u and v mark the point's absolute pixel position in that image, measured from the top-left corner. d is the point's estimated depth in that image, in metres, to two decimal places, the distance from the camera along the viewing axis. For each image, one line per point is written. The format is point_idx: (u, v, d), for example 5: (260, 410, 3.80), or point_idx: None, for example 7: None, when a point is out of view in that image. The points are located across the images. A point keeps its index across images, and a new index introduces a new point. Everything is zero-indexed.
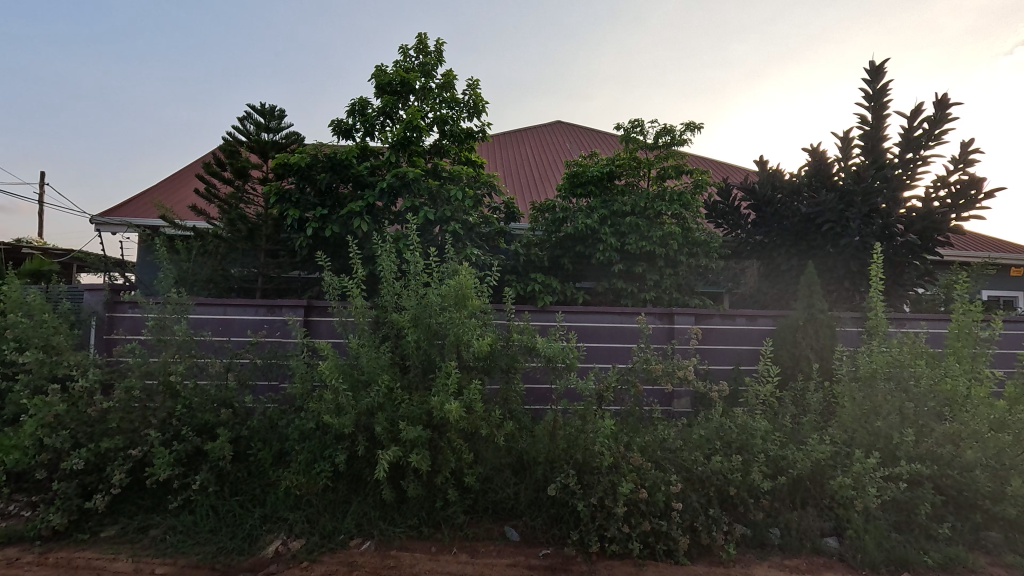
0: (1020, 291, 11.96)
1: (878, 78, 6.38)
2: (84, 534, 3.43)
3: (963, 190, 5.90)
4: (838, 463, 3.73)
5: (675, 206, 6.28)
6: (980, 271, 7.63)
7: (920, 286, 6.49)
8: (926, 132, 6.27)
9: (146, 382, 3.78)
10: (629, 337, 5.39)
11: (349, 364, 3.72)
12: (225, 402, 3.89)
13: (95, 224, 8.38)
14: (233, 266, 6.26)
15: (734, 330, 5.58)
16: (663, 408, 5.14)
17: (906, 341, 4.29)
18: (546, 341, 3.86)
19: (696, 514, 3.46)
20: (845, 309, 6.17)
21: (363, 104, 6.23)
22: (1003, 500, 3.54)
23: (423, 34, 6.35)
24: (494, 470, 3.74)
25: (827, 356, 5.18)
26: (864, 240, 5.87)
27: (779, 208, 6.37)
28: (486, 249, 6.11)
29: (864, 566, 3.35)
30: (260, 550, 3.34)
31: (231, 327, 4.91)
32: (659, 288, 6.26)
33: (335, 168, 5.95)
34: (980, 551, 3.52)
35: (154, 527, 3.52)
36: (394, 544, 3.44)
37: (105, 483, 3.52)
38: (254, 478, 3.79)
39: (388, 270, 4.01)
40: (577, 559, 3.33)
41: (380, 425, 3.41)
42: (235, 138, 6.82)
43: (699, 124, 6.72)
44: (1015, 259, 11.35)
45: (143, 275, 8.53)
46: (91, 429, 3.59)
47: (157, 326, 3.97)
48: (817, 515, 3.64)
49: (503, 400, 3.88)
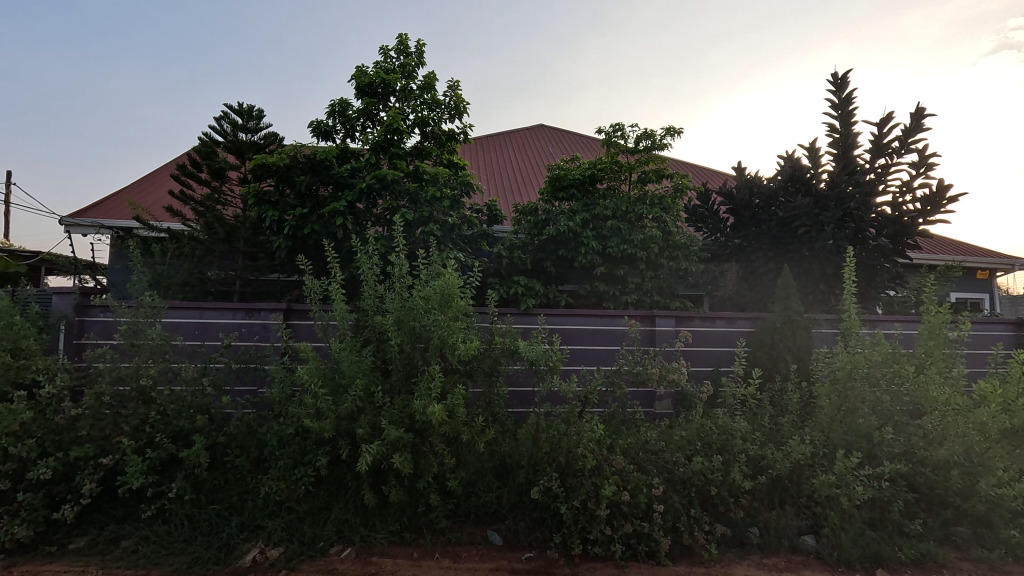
0: (985, 294, 12.27)
1: (844, 88, 6.49)
2: (51, 547, 3.34)
3: (930, 196, 6.05)
4: (817, 463, 3.77)
5: (655, 209, 6.42)
6: (947, 273, 7.80)
7: (892, 288, 6.58)
8: (895, 139, 6.39)
9: (117, 388, 3.70)
10: (611, 340, 5.41)
11: (330, 368, 3.67)
12: (201, 408, 3.82)
13: (65, 226, 8.23)
14: (209, 270, 6.16)
15: (714, 333, 5.65)
16: (647, 410, 5.24)
17: (880, 341, 4.26)
18: (528, 343, 3.88)
19: (677, 514, 3.47)
20: (820, 312, 6.27)
21: (343, 105, 6.18)
22: (972, 497, 3.62)
23: (405, 35, 6.33)
24: (477, 473, 3.75)
25: (805, 359, 5.25)
26: (837, 243, 5.95)
27: (757, 212, 6.49)
28: (467, 251, 6.11)
29: (840, 563, 3.40)
30: (237, 560, 3.28)
31: (207, 331, 4.82)
32: (640, 291, 6.30)
33: (315, 170, 5.86)
34: (950, 547, 3.59)
35: (126, 538, 3.44)
36: (375, 550, 3.42)
37: (74, 493, 3.43)
38: (231, 485, 3.73)
39: (369, 272, 3.97)
40: (560, 562, 3.33)
41: (361, 429, 3.37)
42: (210, 138, 6.70)
43: (679, 129, 6.78)
44: (983, 262, 11.62)
45: (114, 278, 8.41)
46: (59, 437, 3.47)
47: (129, 331, 3.88)
48: (795, 514, 3.68)
49: (487, 404, 3.85)
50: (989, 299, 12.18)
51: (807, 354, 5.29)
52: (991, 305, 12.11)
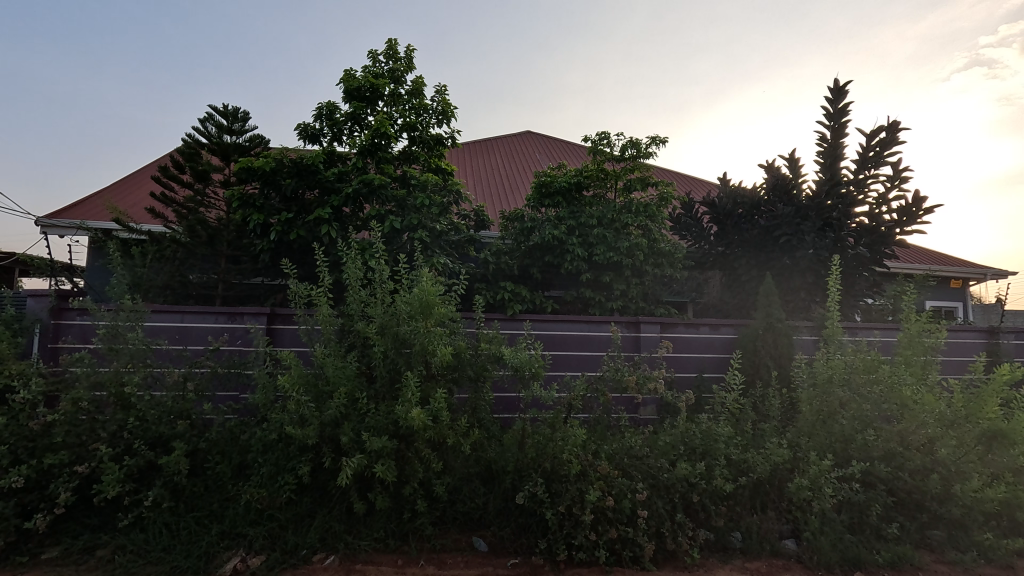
0: (959, 303, 12.48)
1: (841, 98, 6.59)
2: (22, 557, 3.26)
3: (907, 208, 6.17)
4: (796, 468, 3.81)
5: (640, 217, 6.45)
6: (924, 281, 7.92)
7: (871, 296, 6.67)
8: (877, 152, 6.51)
9: (94, 393, 3.63)
10: (596, 345, 5.44)
11: (313, 374, 3.64)
12: (181, 415, 3.78)
13: (41, 227, 8.09)
14: (191, 273, 6.13)
15: (697, 339, 5.71)
16: (630, 416, 5.28)
17: (861, 348, 4.31)
18: (512, 351, 3.85)
19: (661, 519, 3.46)
20: (801, 318, 6.33)
21: (330, 109, 6.18)
22: (947, 500, 3.68)
23: (394, 40, 6.32)
24: (462, 480, 3.74)
25: (786, 364, 5.33)
26: (818, 252, 6.03)
27: (739, 220, 6.58)
28: (454, 256, 6.14)
29: (820, 567, 3.43)
30: (217, 568, 3.22)
31: (189, 336, 4.78)
32: (626, 298, 6.39)
33: (301, 174, 5.82)
34: (926, 550, 3.64)
35: (101, 547, 3.37)
36: (359, 557, 3.37)
37: (48, 501, 3.36)
38: (211, 492, 3.68)
39: (356, 277, 3.95)
40: (544, 568, 3.31)
41: (345, 436, 3.36)
42: (195, 140, 6.64)
43: (664, 138, 6.84)
44: (953, 271, 11.85)
45: (93, 280, 8.30)
46: (33, 444, 3.42)
47: (108, 334, 3.79)
48: (776, 518, 3.71)
49: (472, 409, 3.83)
50: (963, 307, 12.39)
51: (788, 360, 5.35)
52: (964, 314, 12.32)
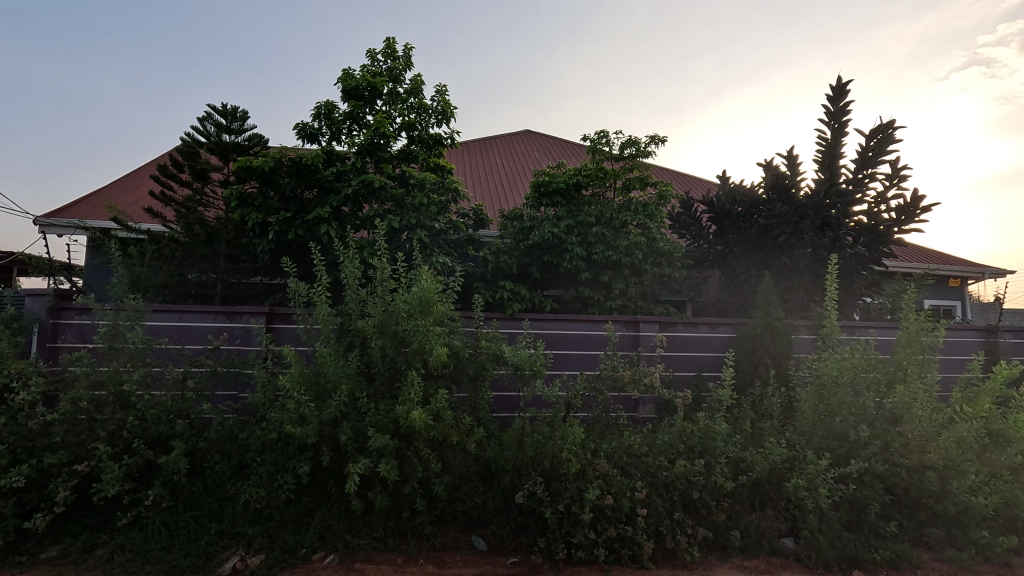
0: (957, 302, 12.50)
1: (841, 97, 6.60)
2: (21, 556, 3.26)
3: (905, 206, 6.17)
4: (794, 466, 3.81)
5: (640, 216, 6.45)
6: (923, 280, 7.93)
7: (869, 295, 6.67)
8: (875, 151, 6.51)
9: (94, 393, 3.63)
10: (594, 344, 5.44)
11: (313, 373, 3.64)
12: (180, 414, 3.78)
13: (40, 227, 8.09)
14: (190, 271, 6.15)
15: (696, 338, 5.71)
16: (629, 415, 5.29)
17: (859, 347, 4.32)
18: (512, 349, 3.85)
19: (660, 518, 3.46)
20: (800, 317, 6.33)
21: (329, 108, 6.18)
22: (946, 498, 3.68)
23: (393, 39, 6.32)
24: (461, 478, 3.74)
25: (785, 363, 5.33)
26: (816, 251, 6.04)
27: (738, 219, 6.59)
28: (452, 256, 6.14)
29: (818, 565, 3.43)
30: (216, 568, 3.22)
31: (188, 336, 4.78)
32: (625, 297, 6.38)
33: (300, 174, 5.81)
34: (924, 547, 3.65)
35: (100, 546, 3.37)
36: (358, 556, 3.38)
37: (48, 501, 3.35)
38: (210, 491, 3.68)
39: (354, 276, 3.95)
40: (543, 567, 3.31)
41: (345, 434, 3.36)
42: (193, 139, 6.63)
43: (663, 137, 6.84)
44: (953, 269, 11.83)
45: (91, 280, 8.30)
46: (32, 443, 3.42)
47: (108, 334, 3.79)
48: (774, 517, 3.72)
49: (472, 408, 3.84)
50: (961, 307, 12.40)
51: (787, 358, 5.36)
52: (963, 313, 12.33)
